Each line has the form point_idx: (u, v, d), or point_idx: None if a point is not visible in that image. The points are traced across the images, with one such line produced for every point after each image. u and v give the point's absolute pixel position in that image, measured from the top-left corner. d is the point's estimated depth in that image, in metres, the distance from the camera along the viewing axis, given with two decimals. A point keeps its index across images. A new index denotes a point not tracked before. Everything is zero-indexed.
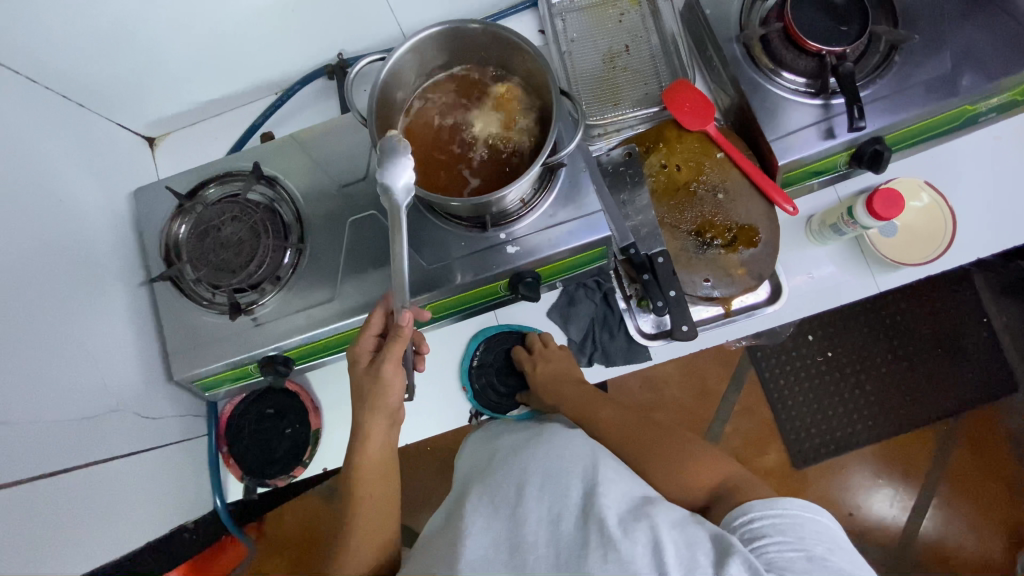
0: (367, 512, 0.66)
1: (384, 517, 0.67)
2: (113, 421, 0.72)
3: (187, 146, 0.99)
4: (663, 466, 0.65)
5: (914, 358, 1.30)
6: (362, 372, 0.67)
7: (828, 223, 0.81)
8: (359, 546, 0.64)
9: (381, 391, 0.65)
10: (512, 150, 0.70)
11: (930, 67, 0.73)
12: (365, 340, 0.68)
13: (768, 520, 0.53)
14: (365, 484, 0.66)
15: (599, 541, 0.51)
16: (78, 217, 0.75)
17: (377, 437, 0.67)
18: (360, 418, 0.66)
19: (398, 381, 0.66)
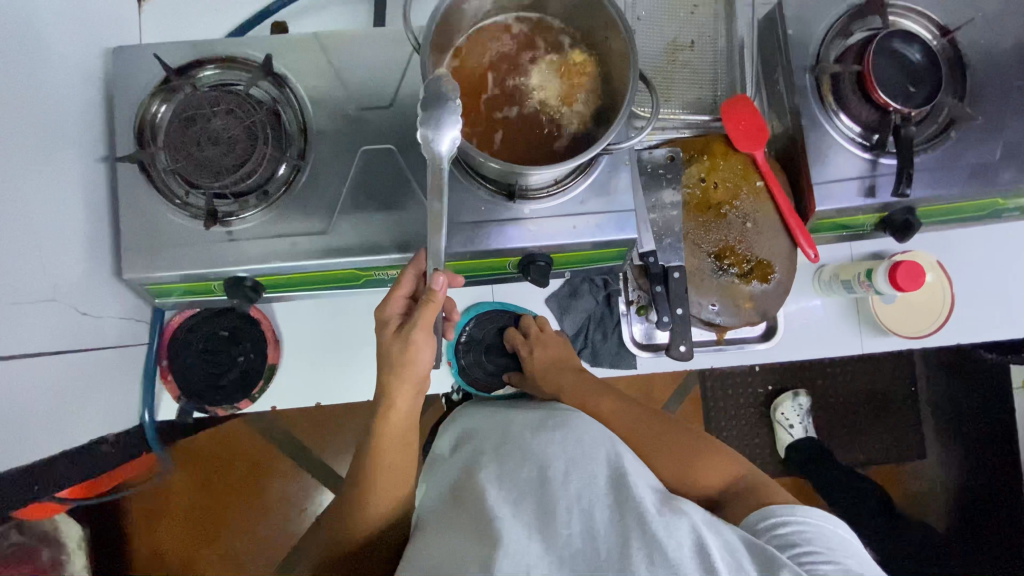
0: (378, 486, 0.63)
1: (397, 492, 0.65)
2: (44, 312, 0.62)
3: (182, 12, 0.84)
4: (666, 460, 0.67)
5: (849, 411, 1.38)
6: (390, 339, 0.61)
7: (839, 278, 0.82)
8: (371, 514, 0.64)
9: (408, 366, 0.60)
10: (561, 125, 0.64)
11: (980, 152, 0.74)
12: (394, 297, 0.63)
13: (794, 526, 0.54)
14: (379, 459, 0.63)
15: (642, 539, 0.50)
16: (42, 64, 0.63)
17: (397, 413, 0.62)
18: (382, 391, 0.62)
19: (426, 355, 0.61)
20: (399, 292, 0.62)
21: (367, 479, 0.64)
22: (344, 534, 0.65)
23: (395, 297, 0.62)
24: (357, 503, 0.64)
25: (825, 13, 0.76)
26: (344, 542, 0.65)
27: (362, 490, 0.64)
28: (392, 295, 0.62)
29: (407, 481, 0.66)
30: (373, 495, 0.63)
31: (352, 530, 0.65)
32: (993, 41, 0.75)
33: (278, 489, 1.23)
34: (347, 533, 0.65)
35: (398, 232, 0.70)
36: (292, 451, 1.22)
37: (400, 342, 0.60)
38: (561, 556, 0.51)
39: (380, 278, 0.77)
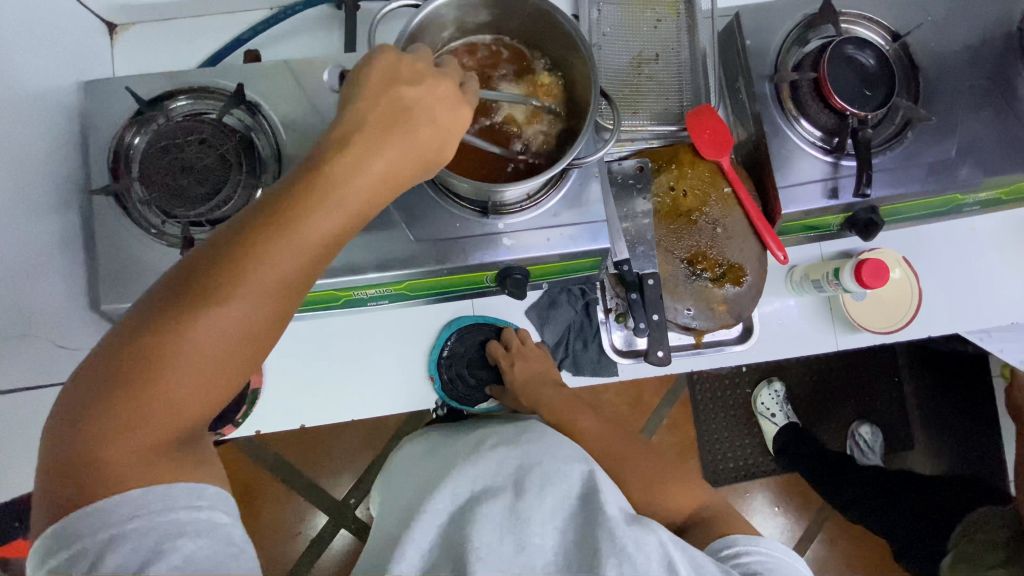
0: (206, 350, 0.44)
1: (220, 384, 0.46)
2: (21, 348, 0.62)
3: (153, 43, 0.86)
4: (640, 481, 0.69)
5: (833, 405, 1.40)
6: (330, 158, 0.48)
7: (809, 278, 0.84)
8: (163, 413, 0.43)
9: (322, 206, 0.46)
10: (529, 144, 0.66)
11: (936, 151, 0.76)
12: (372, 102, 0.49)
13: (756, 556, 0.57)
14: (226, 301, 0.44)
15: (613, 549, 0.52)
16: (13, 102, 0.63)
17: (275, 266, 0.45)
18: (249, 234, 0.45)
19: (357, 201, 0.48)
20: (382, 108, 0.50)
21: (189, 342, 0.43)
22: (105, 432, 0.41)
23: (382, 102, 0.50)
24: (160, 374, 0.42)
25: (780, 24, 0.79)
26: (101, 439, 0.41)
27: (168, 355, 0.42)
28: (367, 91, 0.50)
29: (253, 367, 0.47)
30: (190, 369, 0.43)
31: (157, 381, 0.42)
32: (942, 45, 0.78)
33: (269, 512, 1.24)
34: (110, 444, 0.42)
35: (374, 252, 0.71)
36: (284, 474, 1.24)
37: (341, 171, 0.47)
38: (533, 564, 0.54)
39: (360, 297, 0.77)
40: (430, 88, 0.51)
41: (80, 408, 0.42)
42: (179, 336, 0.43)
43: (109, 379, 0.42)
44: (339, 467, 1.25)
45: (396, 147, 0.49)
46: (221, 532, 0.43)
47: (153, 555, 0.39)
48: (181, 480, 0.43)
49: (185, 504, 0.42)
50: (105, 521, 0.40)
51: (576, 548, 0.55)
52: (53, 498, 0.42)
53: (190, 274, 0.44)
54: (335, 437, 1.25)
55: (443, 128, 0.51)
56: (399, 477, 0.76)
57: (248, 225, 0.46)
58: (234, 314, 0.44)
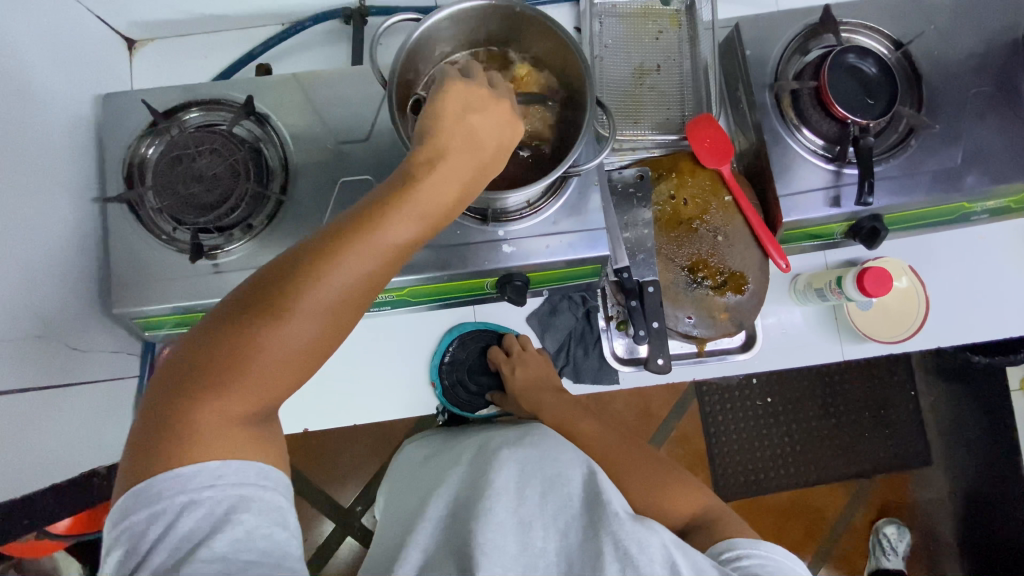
0: (290, 342, 0.44)
1: (296, 375, 0.46)
2: (36, 348, 0.65)
3: (169, 57, 0.89)
4: (642, 485, 0.68)
5: (847, 417, 1.37)
6: (415, 171, 0.48)
7: (813, 286, 0.83)
8: (246, 398, 0.44)
9: (406, 216, 0.47)
10: (521, 152, 0.67)
11: (941, 159, 0.76)
12: (449, 122, 0.50)
13: (756, 560, 0.55)
14: (313, 299, 0.44)
15: (616, 552, 0.52)
16: (35, 115, 0.67)
17: (358, 268, 0.45)
18: (340, 234, 0.45)
19: (437, 214, 0.49)
20: (456, 130, 0.50)
21: (279, 331, 0.44)
22: (194, 403, 0.42)
23: (456, 124, 0.50)
24: (247, 359, 0.43)
25: (781, 33, 0.80)
26: (189, 409, 0.42)
27: (256, 342, 0.43)
28: (441, 114, 0.50)
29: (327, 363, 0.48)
30: (274, 358, 0.44)
31: (244, 365, 0.43)
32: (946, 53, 0.78)
33: None
34: (195, 418, 0.42)
35: None
36: (291, 480, 1.25)
37: (425, 186, 0.48)
38: (535, 565, 0.54)
39: None
40: (493, 112, 0.51)
41: (177, 378, 0.44)
42: (268, 326, 0.43)
43: (205, 351, 0.44)
44: (346, 475, 1.26)
45: (469, 167, 0.50)
46: (277, 514, 0.43)
47: (219, 524, 0.41)
48: (251, 459, 0.44)
49: (254, 482, 0.43)
50: (182, 486, 0.41)
51: (575, 550, 0.55)
52: (134, 457, 0.43)
53: (283, 266, 0.45)
54: (343, 445, 1.26)
55: (504, 149, 0.52)
56: (403, 478, 0.77)
57: (341, 225, 0.46)
58: (318, 315, 0.44)
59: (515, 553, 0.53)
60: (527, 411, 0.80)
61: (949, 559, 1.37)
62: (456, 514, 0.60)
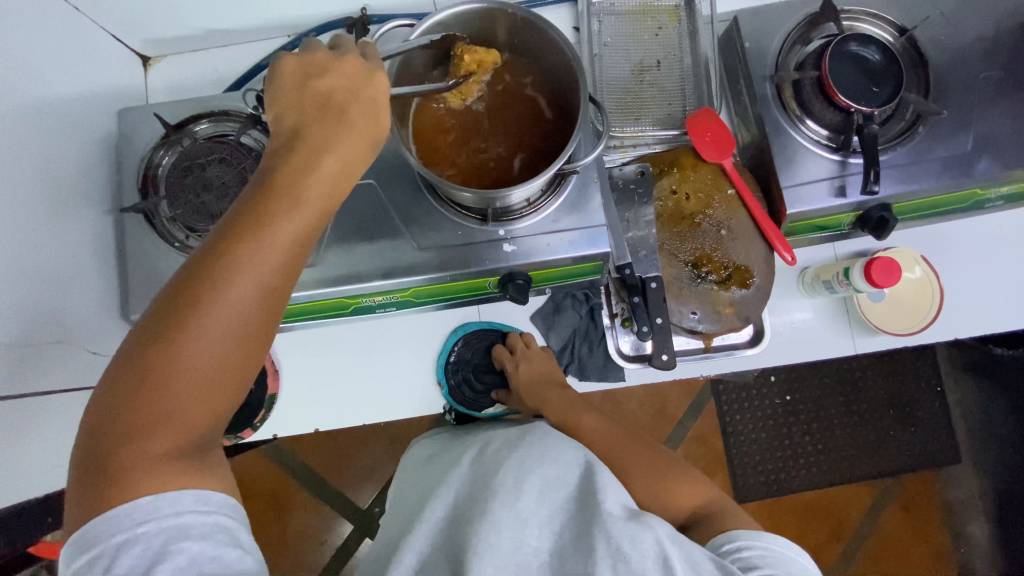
0: (194, 362, 0.44)
1: (216, 396, 0.46)
2: (56, 354, 0.68)
3: (182, 72, 0.92)
4: (646, 478, 0.68)
5: (868, 414, 1.34)
6: (284, 167, 0.49)
7: (821, 279, 0.82)
8: (168, 430, 0.44)
9: (285, 212, 0.47)
10: (510, 147, 0.67)
11: (950, 145, 0.74)
12: (296, 99, 0.51)
13: (756, 551, 0.56)
14: (207, 314, 0.44)
15: (608, 549, 0.52)
16: (55, 132, 0.70)
17: (247, 273, 0.46)
18: (216, 248, 0.46)
19: (317, 194, 0.49)
20: (309, 107, 0.51)
21: (180, 354, 0.44)
22: (115, 448, 0.43)
23: (302, 95, 0.51)
24: (154, 392, 0.43)
25: (780, 25, 0.79)
26: (113, 454, 0.43)
27: (158, 372, 0.44)
28: (289, 96, 0.51)
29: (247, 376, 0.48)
30: (184, 383, 0.44)
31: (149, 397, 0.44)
32: (953, 37, 0.76)
33: (297, 520, 1.28)
34: (121, 458, 0.43)
35: (380, 260, 0.74)
36: (312, 483, 1.28)
37: (293, 173, 0.49)
38: (528, 565, 0.54)
39: (368, 304, 0.79)
40: (340, 75, 0.52)
41: (95, 432, 0.44)
42: (167, 353, 0.44)
43: (113, 398, 0.44)
44: (364, 478, 1.28)
45: (340, 138, 0.51)
46: (225, 535, 0.44)
47: (160, 556, 0.41)
48: (189, 484, 0.45)
49: (191, 509, 0.44)
50: (118, 526, 0.42)
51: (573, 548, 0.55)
52: (79, 511, 0.43)
53: (170, 296, 0.45)
54: (360, 448, 1.28)
55: (371, 105, 0.52)
56: (410, 476, 0.78)
57: (215, 239, 0.46)
58: (214, 329, 0.45)
59: (508, 553, 0.54)
60: (532, 408, 0.81)
61: (980, 560, 1.32)
62: (455, 511, 0.61)
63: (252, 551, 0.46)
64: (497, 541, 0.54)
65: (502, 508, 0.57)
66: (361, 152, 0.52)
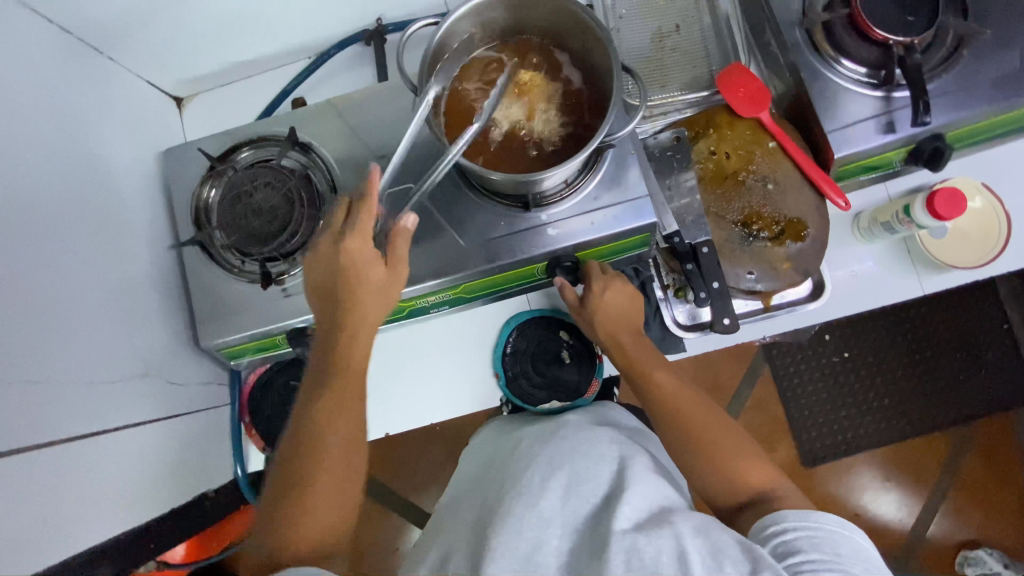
0: (330, 469, 0.56)
1: (348, 493, 0.57)
2: (138, 387, 0.71)
3: (215, 107, 0.95)
4: (713, 447, 0.66)
5: (935, 362, 1.29)
6: (350, 295, 0.59)
7: (878, 221, 0.78)
8: (319, 518, 0.54)
9: (359, 333, 0.60)
10: (542, 136, 0.67)
11: (998, 64, 0.71)
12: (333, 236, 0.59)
13: (802, 534, 0.55)
14: (332, 409, 0.58)
15: (623, 546, 0.52)
16: (107, 176, 0.74)
17: (351, 373, 0.60)
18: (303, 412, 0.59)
19: (375, 310, 0.61)
20: (352, 255, 0.58)
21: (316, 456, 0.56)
22: (280, 536, 0.54)
23: (343, 255, 0.58)
24: (301, 480, 0.55)
25: None
26: (279, 544, 0.53)
27: (299, 486, 0.55)
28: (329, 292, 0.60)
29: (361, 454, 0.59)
30: (318, 479, 0.55)
31: (306, 491, 0.55)
32: None
33: (370, 532, 1.30)
34: (287, 550, 0.53)
35: (431, 260, 0.75)
36: (378, 492, 1.31)
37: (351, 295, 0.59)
38: (544, 566, 0.55)
39: (422, 306, 0.81)
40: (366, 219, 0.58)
41: (270, 538, 0.54)
42: (319, 446, 0.56)
43: (276, 499, 0.56)
44: (428, 482, 1.30)
45: (368, 300, 0.60)
46: None
47: None
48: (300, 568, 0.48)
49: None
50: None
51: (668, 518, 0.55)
52: None
53: (293, 430, 0.58)
54: (422, 455, 1.30)
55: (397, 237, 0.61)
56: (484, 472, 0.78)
57: (326, 354, 0.60)
58: (339, 420, 0.58)
59: (526, 554, 0.55)
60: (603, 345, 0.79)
61: None
62: (535, 493, 0.61)
63: None
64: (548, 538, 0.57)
65: (525, 511, 0.59)
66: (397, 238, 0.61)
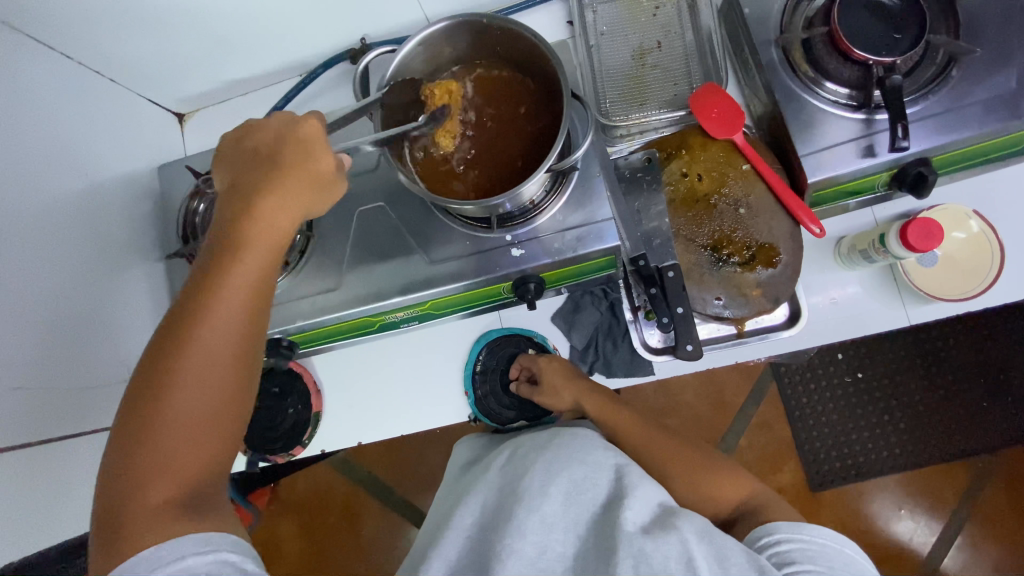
0: (191, 413, 0.50)
1: (210, 441, 0.51)
2: (121, 389, 0.76)
3: (213, 122, 1.00)
4: (683, 476, 0.69)
5: (953, 387, 1.22)
6: (242, 223, 0.54)
7: (857, 248, 0.76)
8: (169, 473, 0.49)
9: (244, 261, 0.53)
10: (499, 159, 0.67)
11: (991, 85, 0.66)
12: (252, 182, 0.55)
13: (795, 545, 0.56)
14: (199, 344, 0.50)
15: (630, 551, 0.52)
16: (102, 191, 0.79)
17: (219, 320, 0.51)
18: (166, 348, 0.51)
19: (267, 241, 0.55)
20: (261, 171, 0.56)
21: (169, 398, 0.49)
22: (124, 498, 0.48)
23: (259, 165, 0.56)
24: (154, 425, 0.49)
25: None
26: (121, 507, 0.47)
27: (149, 441, 0.49)
28: (246, 168, 0.57)
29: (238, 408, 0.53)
30: (176, 426, 0.49)
31: (156, 432, 0.49)
32: None
33: (370, 528, 1.34)
34: (132, 511, 0.47)
35: (398, 277, 0.76)
36: (377, 492, 1.34)
37: (251, 227, 0.54)
38: (550, 569, 0.56)
39: (392, 320, 0.83)
40: (295, 138, 0.56)
41: (109, 491, 0.48)
42: (184, 377, 0.50)
43: (121, 450, 0.49)
44: (423, 485, 1.32)
45: (264, 221, 0.54)
46: (230, 568, 0.46)
47: None
48: (191, 531, 0.47)
49: (193, 551, 0.46)
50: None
51: (598, 551, 0.55)
52: (99, 569, 0.47)
53: (145, 373, 0.51)
54: (418, 457, 1.33)
55: (306, 150, 0.56)
56: (447, 487, 0.80)
57: (190, 292, 0.53)
58: (211, 358, 0.51)
59: (532, 559, 0.55)
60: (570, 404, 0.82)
61: None
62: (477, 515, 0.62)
63: None
64: (510, 543, 0.56)
65: (525, 512, 0.59)
66: (318, 161, 0.56)
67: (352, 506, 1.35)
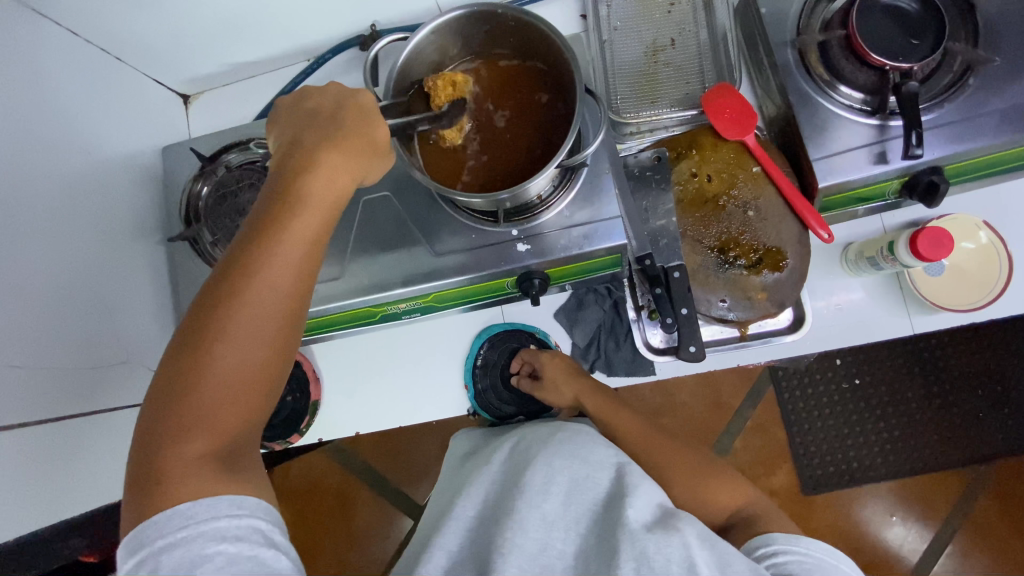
0: (235, 370, 0.49)
1: (251, 400, 0.50)
2: (120, 371, 0.76)
3: (218, 105, 0.99)
4: (680, 478, 0.70)
5: (951, 397, 1.22)
6: (300, 179, 0.53)
7: (865, 255, 0.76)
8: (208, 428, 0.48)
9: (302, 218, 0.52)
10: (508, 153, 0.67)
11: (1008, 96, 0.65)
12: (313, 141, 0.55)
13: (792, 557, 0.55)
14: (253, 298, 0.50)
15: (633, 552, 0.52)
16: (105, 171, 0.78)
17: (271, 276, 0.50)
18: (219, 295, 0.50)
19: (325, 201, 0.54)
20: (320, 130, 0.56)
21: (217, 349, 0.48)
22: (162, 449, 0.47)
23: (320, 126, 0.56)
24: (198, 376, 0.48)
25: None
26: (159, 456, 0.47)
27: (193, 392, 0.48)
28: (307, 127, 0.56)
29: (280, 370, 0.52)
30: (219, 381, 0.48)
31: (200, 384, 0.48)
32: None
33: (364, 516, 1.34)
34: (169, 463, 0.47)
35: (402, 268, 0.75)
36: (371, 480, 1.34)
37: (308, 185, 0.53)
38: (552, 567, 0.57)
39: (393, 311, 0.82)
40: (356, 104, 0.57)
41: (148, 437, 0.48)
42: (231, 330, 0.49)
43: (164, 396, 0.48)
44: (418, 476, 1.32)
45: (319, 181, 0.54)
46: (259, 536, 0.46)
47: (200, 559, 0.43)
48: (226, 492, 0.47)
49: (227, 513, 0.45)
50: (162, 530, 0.45)
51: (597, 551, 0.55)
52: (131, 517, 0.47)
53: (195, 319, 0.50)
54: (414, 448, 1.33)
55: (365, 116, 0.56)
56: (445, 480, 0.80)
57: (247, 239, 0.52)
58: (261, 315, 0.50)
59: (533, 555, 0.56)
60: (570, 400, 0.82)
61: None
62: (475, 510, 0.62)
63: (288, 552, 0.47)
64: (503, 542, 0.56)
65: (526, 508, 0.59)
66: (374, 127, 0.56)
67: (347, 493, 1.35)
